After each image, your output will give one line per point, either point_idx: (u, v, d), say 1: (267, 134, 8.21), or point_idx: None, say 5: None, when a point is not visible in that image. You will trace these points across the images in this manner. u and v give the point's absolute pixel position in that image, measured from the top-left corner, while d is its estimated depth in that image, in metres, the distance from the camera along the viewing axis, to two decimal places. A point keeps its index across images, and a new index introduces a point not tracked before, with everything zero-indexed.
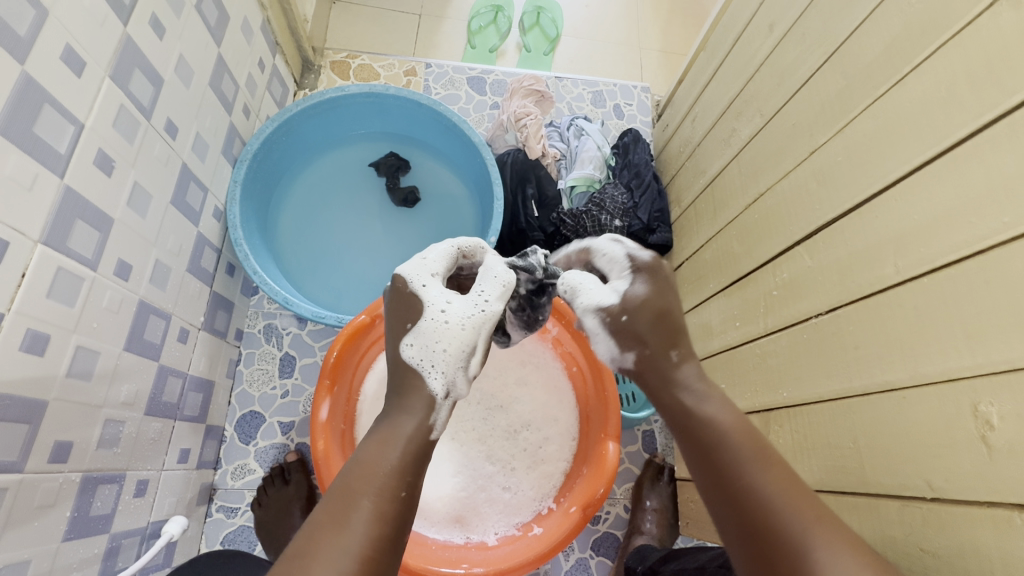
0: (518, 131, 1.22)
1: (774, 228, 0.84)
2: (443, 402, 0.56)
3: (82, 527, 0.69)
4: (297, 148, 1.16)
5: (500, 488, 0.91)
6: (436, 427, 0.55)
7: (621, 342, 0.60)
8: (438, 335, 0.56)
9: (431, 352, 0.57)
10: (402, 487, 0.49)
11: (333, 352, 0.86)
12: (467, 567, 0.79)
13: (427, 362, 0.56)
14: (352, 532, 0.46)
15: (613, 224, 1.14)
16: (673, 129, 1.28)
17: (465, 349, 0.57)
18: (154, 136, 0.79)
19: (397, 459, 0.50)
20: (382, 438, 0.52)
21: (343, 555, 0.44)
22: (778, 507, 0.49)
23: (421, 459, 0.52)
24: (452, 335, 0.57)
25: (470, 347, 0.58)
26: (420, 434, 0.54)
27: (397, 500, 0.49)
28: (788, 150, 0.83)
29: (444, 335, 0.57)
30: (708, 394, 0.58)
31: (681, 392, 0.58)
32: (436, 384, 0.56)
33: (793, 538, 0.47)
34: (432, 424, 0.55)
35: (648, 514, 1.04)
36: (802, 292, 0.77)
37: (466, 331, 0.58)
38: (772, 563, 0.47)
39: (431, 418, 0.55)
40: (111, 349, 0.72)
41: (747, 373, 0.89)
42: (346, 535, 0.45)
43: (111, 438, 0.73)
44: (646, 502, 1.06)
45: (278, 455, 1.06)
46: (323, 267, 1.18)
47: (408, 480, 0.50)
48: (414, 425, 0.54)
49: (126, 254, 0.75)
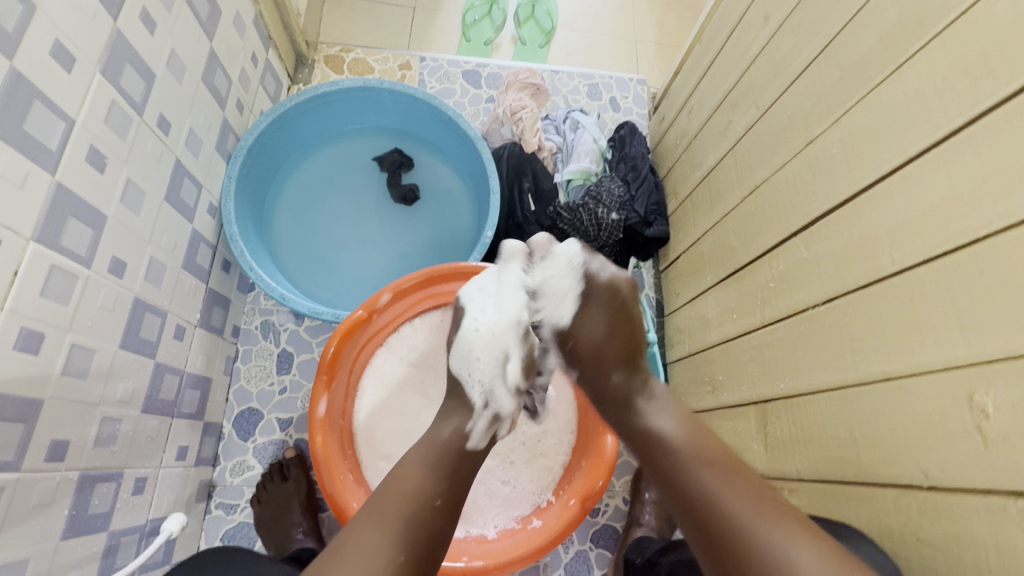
0: (514, 124, 1.21)
1: (771, 220, 0.84)
2: (481, 412, 0.69)
3: (80, 526, 0.69)
4: (291, 143, 1.16)
5: (498, 482, 0.91)
6: (474, 435, 0.66)
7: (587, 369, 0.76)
8: (471, 345, 0.72)
9: (469, 362, 0.72)
10: (436, 497, 0.60)
11: (331, 349, 0.84)
12: (467, 560, 0.79)
13: (469, 374, 0.71)
14: (383, 536, 0.55)
15: (610, 218, 1.11)
16: (669, 121, 1.28)
17: (496, 355, 0.72)
18: (147, 132, 0.78)
19: (433, 473, 0.61)
20: (417, 455, 0.63)
21: (376, 555, 0.53)
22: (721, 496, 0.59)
23: (452, 471, 0.63)
24: (481, 342, 0.72)
25: (502, 354, 0.72)
26: (458, 446, 0.65)
27: (432, 508, 0.58)
28: (784, 142, 0.83)
29: (477, 344, 0.72)
30: (658, 410, 0.70)
31: (642, 409, 0.70)
32: (476, 393, 0.70)
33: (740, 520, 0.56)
34: (467, 432, 0.67)
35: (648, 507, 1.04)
36: (798, 283, 0.77)
37: (495, 337, 0.72)
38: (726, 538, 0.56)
39: (467, 426, 0.67)
40: (107, 346, 0.72)
41: (743, 365, 0.90)
42: (383, 536, 0.55)
43: (108, 437, 0.73)
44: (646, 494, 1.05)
45: (277, 451, 1.06)
46: (320, 264, 1.18)
47: (443, 493, 0.60)
48: (452, 432, 0.66)
49: (121, 251, 0.74)
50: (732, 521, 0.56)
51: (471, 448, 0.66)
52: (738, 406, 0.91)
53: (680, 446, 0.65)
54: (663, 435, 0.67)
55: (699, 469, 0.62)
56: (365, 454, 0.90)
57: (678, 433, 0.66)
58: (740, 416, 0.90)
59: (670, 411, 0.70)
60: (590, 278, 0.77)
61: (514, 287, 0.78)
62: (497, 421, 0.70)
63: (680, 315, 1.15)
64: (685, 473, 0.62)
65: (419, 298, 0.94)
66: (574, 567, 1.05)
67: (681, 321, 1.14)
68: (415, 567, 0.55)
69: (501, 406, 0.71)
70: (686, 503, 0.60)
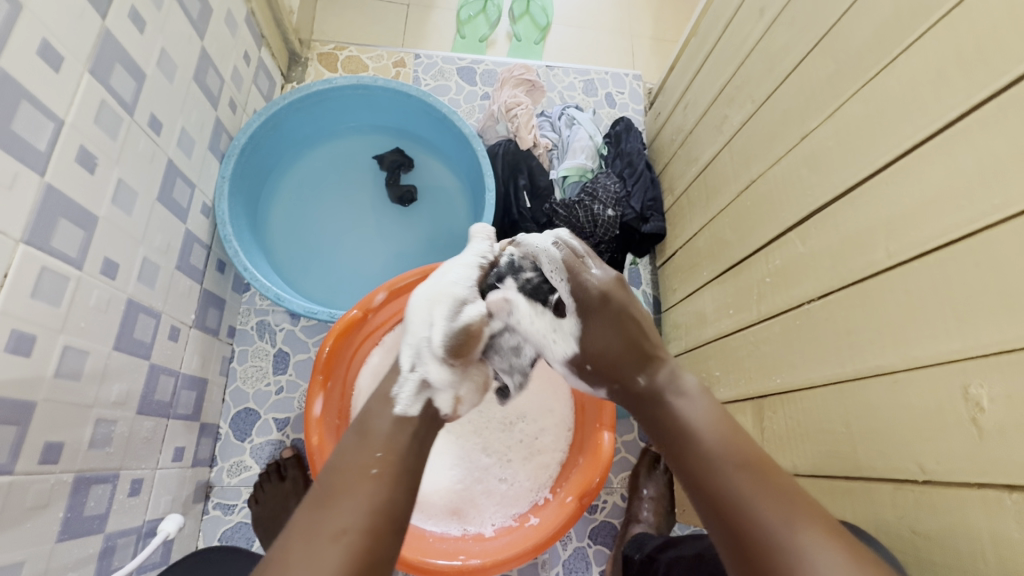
0: (509, 121, 1.20)
1: (767, 215, 0.84)
2: (406, 375, 0.66)
3: (75, 527, 0.69)
4: (285, 143, 1.15)
5: (496, 480, 0.91)
6: (398, 399, 0.62)
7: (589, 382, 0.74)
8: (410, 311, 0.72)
9: (408, 329, 0.71)
10: (373, 464, 0.54)
11: (325, 348, 0.84)
12: (464, 559, 0.79)
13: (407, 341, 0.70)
14: (326, 516, 0.49)
15: (606, 214, 1.11)
16: (665, 117, 1.27)
17: (427, 322, 0.70)
18: (138, 131, 0.78)
19: (369, 444, 0.56)
20: (356, 437, 0.58)
21: (320, 538, 0.47)
22: (761, 514, 0.51)
23: (393, 441, 0.57)
24: (417, 308, 0.71)
25: (432, 322, 0.70)
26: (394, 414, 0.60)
27: (369, 477, 0.53)
28: (779, 136, 0.82)
29: (415, 310, 0.72)
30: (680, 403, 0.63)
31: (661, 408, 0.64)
32: (405, 358, 0.68)
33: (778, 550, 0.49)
34: (393, 395, 0.63)
35: (646, 503, 1.04)
36: (794, 278, 0.76)
37: (427, 303, 0.71)
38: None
39: (393, 390, 0.64)
40: (100, 348, 0.71)
41: (739, 361, 0.90)
42: (324, 517, 0.49)
43: (103, 438, 0.73)
44: (643, 491, 1.06)
45: (274, 451, 1.06)
46: (315, 263, 1.17)
47: (380, 459, 0.55)
48: (390, 419, 0.60)
49: (112, 252, 0.74)
50: (780, 549, 0.49)
51: (397, 415, 0.61)
52: (736, 401, 0.91)
53: (710, 441, 0.58)
54: (698, 434, 0.59)
55: (735, 467, 0.55)
56: None
57: (711, 426, 0.59)
58: (738, 412, 0.90)
59: (694, 398, 0.63)
60: (580, 289, 0.71)
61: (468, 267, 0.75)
62: (425, 390, 0.65)
63: (677, 311, 1.14)
64: (714, 474, 0.55)
65: None
66: (572, 563, 1.05)
67: (678, 317, 1.14)
68: (371, 546, 0.48)
69: (430, 373, 0.66)
70: (719, 512, 0.53)
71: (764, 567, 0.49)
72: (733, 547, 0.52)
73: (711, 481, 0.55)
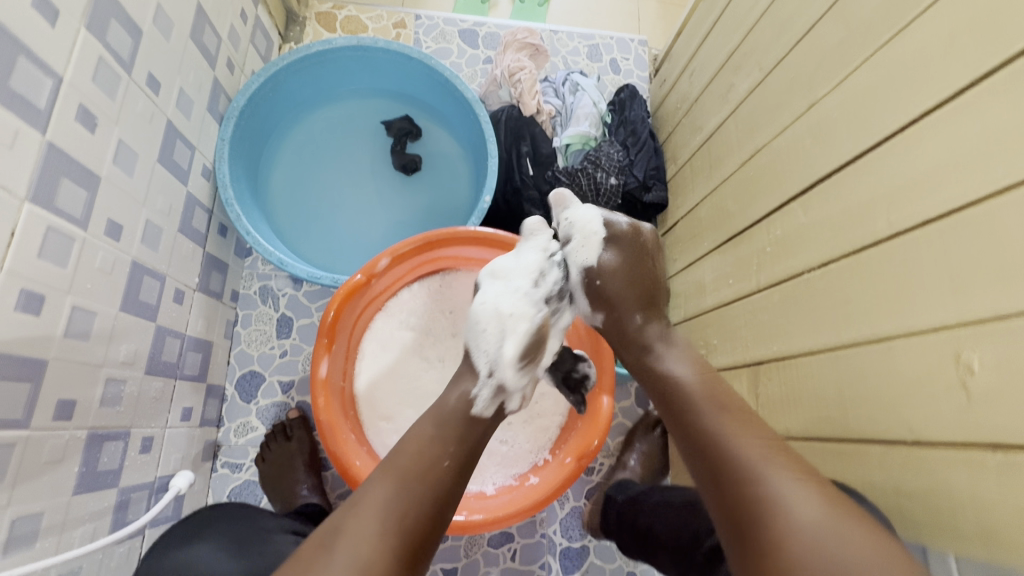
0: (513, 87, 1.18)
1: (770, 185, 0.84)
2: (485, 380, 0.70)
3: (90, 480, 0.71)
4: (285, 105, 1.13)
5: (497, 441, 0.94)
6: (475, 404, 0.67)
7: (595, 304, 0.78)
8: (476, 320, 0.73)
9: (477, 332, 0.73)
10: (445, 458, 0.61)
11: (330, 311, 0.84)
12: (467, 514, 0.81)
13: (478, 344, 0.73)
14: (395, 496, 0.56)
15: (608, 182, 1.12)
16: (670, 84, 1.25)
17: (498, 335, 0.72)
18: (136, 91, 0.76)
19: (440, 437, 0.62)
20: (428, 419, 0.65)
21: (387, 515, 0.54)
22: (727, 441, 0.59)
23: (465, 433, 0.65)
24: (487, 318, 0.73)
25: (501, 333, 0.73)
26: (463, 411, 0.67)
27: (441, 469, 0.60)
28: (785, 105, 0.81)
29: (477, 315, 0.74)
30: (670, 352, 0.73)
31: (653, 359, 0.73)
32: (482, 363, 0.71)
33: (750, 471, 0.55)
34: (472, 398, 0.68)
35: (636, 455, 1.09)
36: (794, 248, 0.77)
37: (497, 316, 0.73)
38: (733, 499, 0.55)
39: (472, 394, 0.68)
40: (107, 309, 0.72)
41: (737, 330, 0.91)
42: (393, 496, 0.56)
43: (114, 397, 0.75)
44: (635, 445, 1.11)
45: (279, 412, 1.08)
46: (316, 229, 1.17)
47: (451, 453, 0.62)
48: (459, 395, 0.68)
49: (115, 213, 0.73)
50: (746, 468, 0.56)
51: (474, 414, 0.67)
52: (732, 369, 0.93)
53: (692, 388, 0.67)
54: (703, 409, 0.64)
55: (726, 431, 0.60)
56: (367, 413, 0.93)
57: (704, 400, 0.65)
58: (734, 379, 0.92)
59: (685, 357, 0.72)
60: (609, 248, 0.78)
61: (535, 262, 0.77)
62: (500, 392, 0.71)
63: (677, 280, 1.15)
64: (693, 410, 0.64)
65: (422, 260, 0.95)
66: (569, 522, 1.09)
67: (677, 286, 1.15)
68: (426, 525, 0.56)
69: (506, 377, 0.71)
70: (698, 445, 0.61)
71: (731, 495, 0.55)
72: (712, 480, 0.58)
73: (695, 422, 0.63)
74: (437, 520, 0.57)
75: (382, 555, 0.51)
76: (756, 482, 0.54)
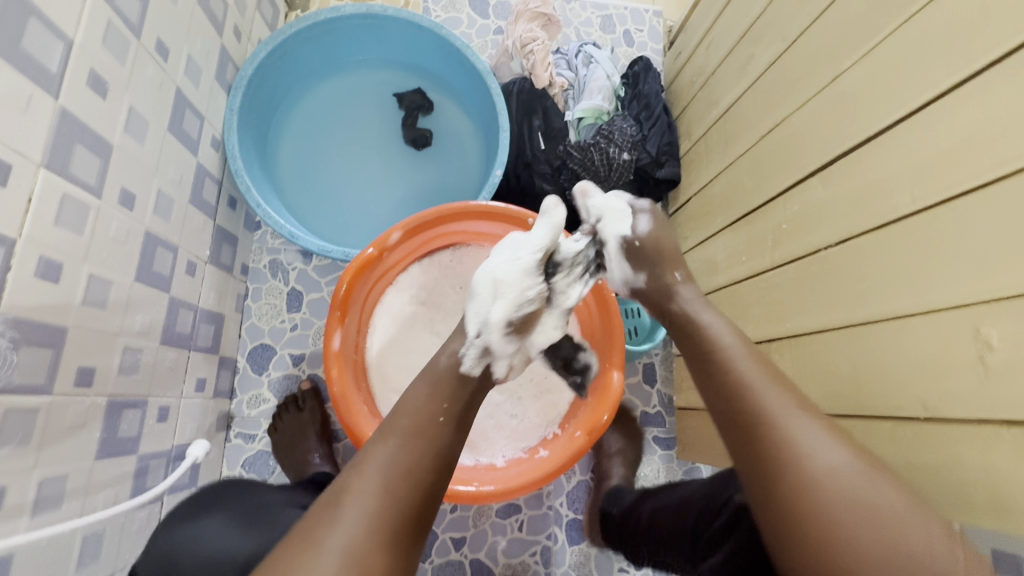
0: (525, 58, 1.15)
1: (786, 161, 0.83)
2: (472, 341, 0.68)
3: (111, 447, 0.72)
4: (293, 76, 1.11)
5: (507, 415, 0.96)
6: (462, 362, 0.67)
7: (633, 265, 0.75)
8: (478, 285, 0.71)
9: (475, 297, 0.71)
10: (440, 413, 0.61)
11: (343, 285, 0.84)
12: (478, 485, 0.83)
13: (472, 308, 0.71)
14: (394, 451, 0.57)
15: (622, 158, 1.11)
16: (685, 58, 1.23)
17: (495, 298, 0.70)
18: (146, 57, 0.75)
19: (432, 394, 0.63)
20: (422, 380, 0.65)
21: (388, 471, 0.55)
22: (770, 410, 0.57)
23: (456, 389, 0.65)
24: (487, 285, 0.71)
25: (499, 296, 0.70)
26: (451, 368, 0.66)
27: (436, 424, 0.60)
28: (806, 79, 0.80)
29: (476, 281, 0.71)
30: (701, 309, 0.70)
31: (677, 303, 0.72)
32: (472, 325, 0.69)
33: (795, 448, 0.54)
34: (460, 358, 0.67)
35: (614, 459, 1.08)
36: (811, 225, 0.76)
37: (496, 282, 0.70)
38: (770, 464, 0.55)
39: (460, 354, 0.67)
40: (123, 278, 0.72)
41: (748, 308, 0.91)
42: (393, 453, 0.56)
43: (131, 365, 0.75)
44: (609, 449, 1.10)
45: (291, 385, 1.10)
46: (326, 203, 1.16)
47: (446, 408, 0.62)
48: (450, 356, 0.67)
49: (128, 182, 0.73)
50: (785, 431, 0.55)
51: (462, 371, 0.66)
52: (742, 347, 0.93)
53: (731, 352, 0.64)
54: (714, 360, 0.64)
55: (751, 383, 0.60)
56: (379, 386, 0.94)
57: (732, 339, 0.65)
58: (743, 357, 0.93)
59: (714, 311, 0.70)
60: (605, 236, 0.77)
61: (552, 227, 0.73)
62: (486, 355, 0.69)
63: (688, 258, 1.14)
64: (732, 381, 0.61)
65: (432, 236, 0.95)
66: (575, 495, 1.11)
67: (688, 264, 1.14)
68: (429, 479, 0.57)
69: (492, 340, 0.69)
70: (735, 410, 0.59)
71: (765, 457, 0.55)
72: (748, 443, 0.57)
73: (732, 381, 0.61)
74: (438, 479, 0.58)
75: (386, 511, 0.52)
76: (786, 439, 0.55)
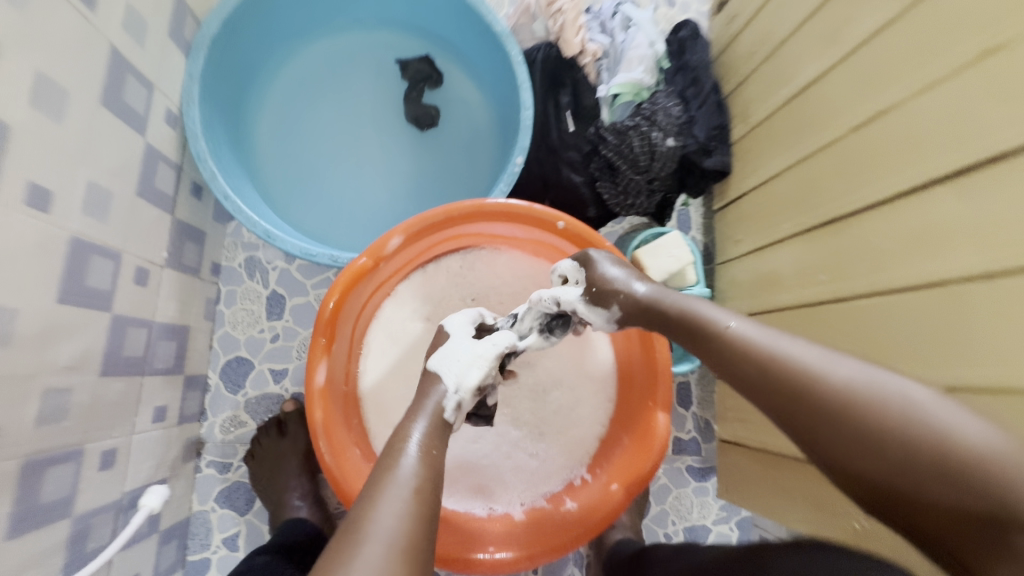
0: (551, 19, 0.95)
1: (892, 160, 0.65)
2: (455, 394, 0.60)
3: (30, 518, 0.57)
4: (269, 35, 0.92)
5: (527, 455, 0.81)
6: (450, 412, 0.58)
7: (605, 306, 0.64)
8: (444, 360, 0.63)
9: (446, 361, 0.63)
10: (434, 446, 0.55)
11: (329, 304, 0.68)
12: (494, 552, 0.69)
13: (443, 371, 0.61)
14: (402, 470, 0.50)
15: (665, 144, 0.92)
16: (744, 19, 0.99)
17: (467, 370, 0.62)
18: (59, 4, 0.56)
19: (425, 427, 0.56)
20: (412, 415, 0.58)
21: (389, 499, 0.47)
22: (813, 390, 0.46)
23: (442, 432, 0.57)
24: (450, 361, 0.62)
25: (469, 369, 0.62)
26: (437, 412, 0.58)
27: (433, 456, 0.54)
28: (928, 52, 0.61)
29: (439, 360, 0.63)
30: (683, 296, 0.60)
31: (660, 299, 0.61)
32: (450, 381, 0.61)
33: (865, 422, 0.43)
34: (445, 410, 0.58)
35: None
36: (936, 248, 0.60)
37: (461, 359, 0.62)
38: (851, 455, 0.43)
39: (445, 406, 0.59)
40: (37, 304, 0.55)
41: (824, 338, 0.74)
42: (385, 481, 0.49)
43: (56, 411, 0.59)
44: None
45: (272, 406, 0.94)
46: (310, 190, 0.98)
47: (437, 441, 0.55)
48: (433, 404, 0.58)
49: (41, 176, 0.55)
50: (841, 404, 0.44)
51: (449, 423, 0.58)
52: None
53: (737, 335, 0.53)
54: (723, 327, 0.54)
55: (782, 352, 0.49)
56: (372, 422, 0.78)
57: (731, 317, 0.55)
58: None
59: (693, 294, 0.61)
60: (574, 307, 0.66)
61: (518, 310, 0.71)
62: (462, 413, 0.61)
63: (738, 266, 0.96)
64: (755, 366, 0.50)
65: (440, 238, 0.78)
66: None
67: (738, 273, 0.96)
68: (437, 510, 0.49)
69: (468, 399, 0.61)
70: (775, 405, 0.48)
71: (842, 442, 0.44)
72: (811, 437, 0.46)
73: (756, 367, 0.50)
74: None
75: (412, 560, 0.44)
76: (842, 400, 0.44)
